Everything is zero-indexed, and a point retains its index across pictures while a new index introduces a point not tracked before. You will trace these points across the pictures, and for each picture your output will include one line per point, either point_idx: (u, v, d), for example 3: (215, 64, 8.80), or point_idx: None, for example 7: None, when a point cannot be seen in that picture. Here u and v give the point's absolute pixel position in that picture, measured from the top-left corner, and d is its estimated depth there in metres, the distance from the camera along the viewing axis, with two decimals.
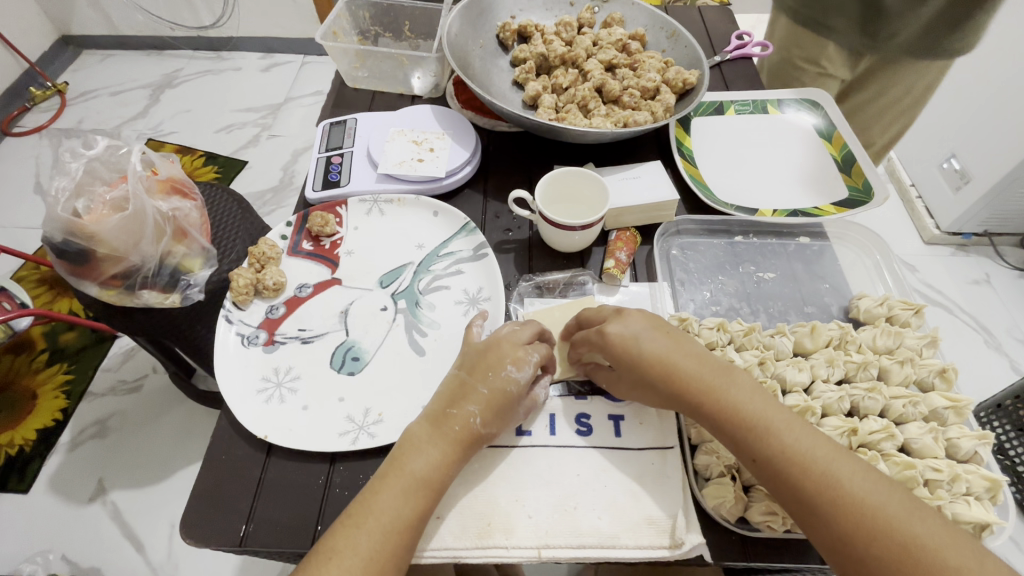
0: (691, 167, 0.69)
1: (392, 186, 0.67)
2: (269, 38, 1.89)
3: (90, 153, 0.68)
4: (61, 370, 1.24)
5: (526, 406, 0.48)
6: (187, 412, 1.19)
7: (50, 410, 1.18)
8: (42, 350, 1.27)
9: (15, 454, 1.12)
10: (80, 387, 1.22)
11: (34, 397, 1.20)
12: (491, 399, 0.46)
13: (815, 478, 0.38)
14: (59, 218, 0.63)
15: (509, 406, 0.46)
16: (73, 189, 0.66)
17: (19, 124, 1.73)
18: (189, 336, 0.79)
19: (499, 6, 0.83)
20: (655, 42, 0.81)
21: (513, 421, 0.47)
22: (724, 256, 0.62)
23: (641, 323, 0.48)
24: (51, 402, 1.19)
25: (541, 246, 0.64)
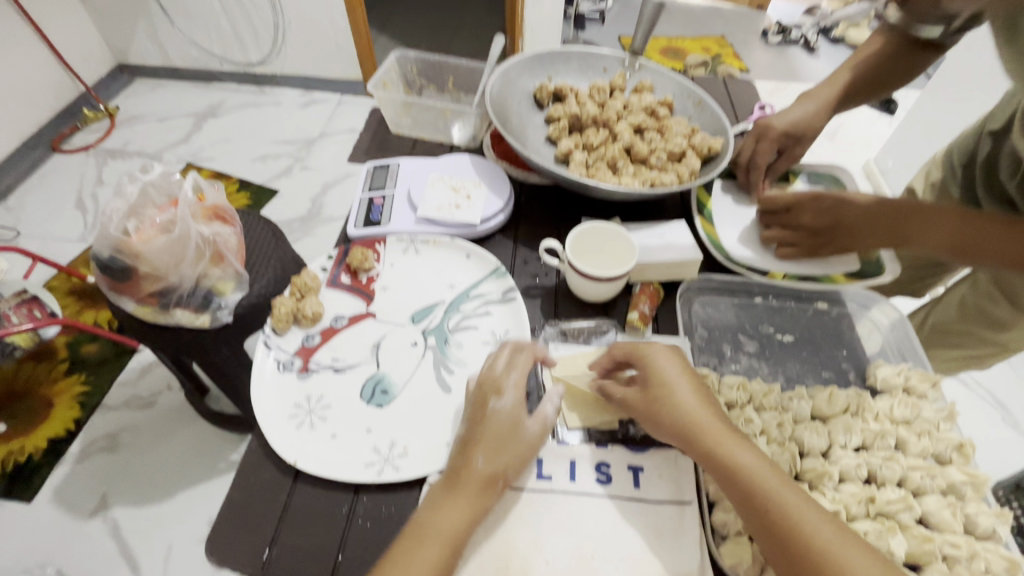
0: (708, 226, 0.72)
1: (430, 229, 0.71)
2: (310, 77, 2.01)
3: (148, 178, 0.73)
4: (78, 381, 1.26)
5: (532, 437, 0.49)
6: (196, 430, 1.20)
7: (63, 421, 1.20)
8: (63, 360, 1.29)
9: (24, 462, 1.13)
10: (94, 400, 1.24)
11: (49, 406, 1.22)
12: (486, 431, 0.49)
13: (811, 544, 0.40)
14: (109, 237, 0.69)
15: (508, 440, 0.48)
16: (126, 211, 0.71)
17: (68, 142, 1.83)
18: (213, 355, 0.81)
19: (537, 67, 0.89)
20: (682, 109, 0.86)
21: (523, 455, 0.48)
22: (744, 316, 0.64)
23: (678, 369, 0.51)
24: (65, 412, 1.21)
25: (567, 293, 0.66)
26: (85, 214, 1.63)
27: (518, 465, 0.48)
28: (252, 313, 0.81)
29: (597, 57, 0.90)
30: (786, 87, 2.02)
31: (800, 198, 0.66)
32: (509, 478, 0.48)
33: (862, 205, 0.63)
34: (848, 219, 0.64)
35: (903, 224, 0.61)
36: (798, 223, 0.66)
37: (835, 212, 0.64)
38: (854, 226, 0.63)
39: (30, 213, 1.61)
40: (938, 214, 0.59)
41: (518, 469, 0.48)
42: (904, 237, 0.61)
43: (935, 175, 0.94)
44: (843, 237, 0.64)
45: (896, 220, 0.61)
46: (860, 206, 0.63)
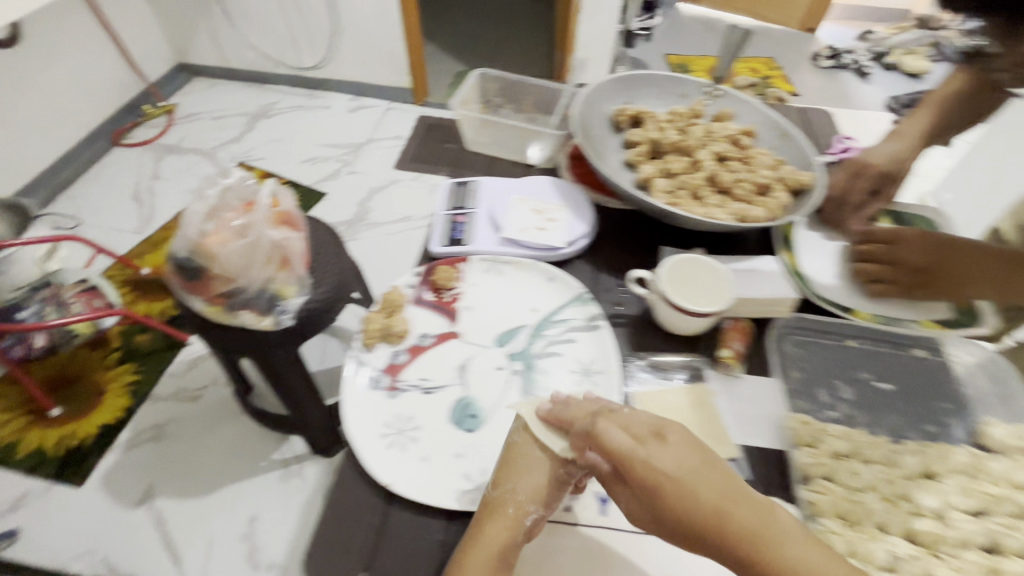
0: (790, 257, 0.70)
1: (512, 250, 0.71)
2: (362, 82, 1.91)
3: (225, 183, 0.74)
4: (128, 372, 1.10)
5: (541, 469, 0.47)
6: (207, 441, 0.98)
7: (111, 410, 1.04)
8: (115, 348, 1.14)
9: (74, 451, 0.98)
10: (141, 392, 1.07)
11: (79, 397, 1.06)
12: (485, 505, 0.47)
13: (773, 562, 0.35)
14: (188, 238, 0.70)
15: (515, 481, 0.47)
16: (207, 213, 0.72)
17: (128, 137, 1.73)
18: (270, 360, 0.77)
19: (616, 91, 0.88)
20: (764, 139, 0.85)
21: (541, 486, 0.47)
22: (839, 360, 0.62)
23: (680, 450, 0.39)
24: (114, 402, 1.06)
25: (654, 325, 0.65)
26: (140, 206, 1.52)
27: (538, 492, 0.47)
28: (313, 320, 0.78)
29: (676, 83, 0.90)
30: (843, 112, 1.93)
31: (910, 234, 0.65)
32: (533, 508, 0.46)
33: (972, 251, 0.63)
34: (958, 263, 0.63)
35: (1012, 274, 0.61)
36: (906, 258, 0.64)
37: (944, 253, 0.63)
38: (962, 271, 0.62)
39: (86, 201, 1.53)
40: None
41: (543, 498, 0.47)
42: (1010, 288, 0.61)
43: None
44: (947, 281, 0.63)
45: (1004, 269, 0.61)
46: (969, 251, 0.63)
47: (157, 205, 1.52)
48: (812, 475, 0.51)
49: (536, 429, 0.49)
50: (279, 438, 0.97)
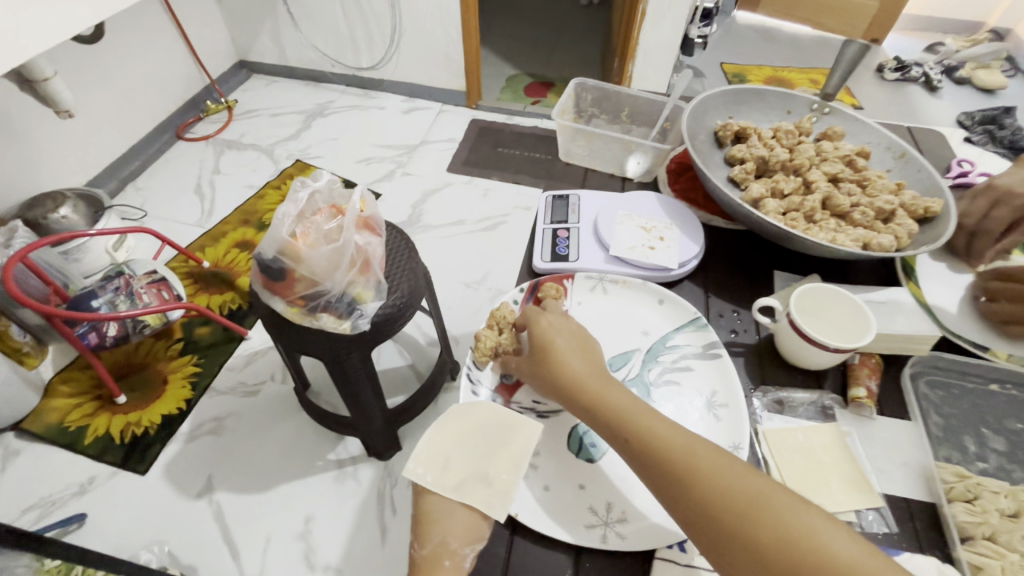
0: (913, 285, 0.66)
1: (620, 268, 0.68)
2: (415, 83, 1.88)
3: (316, 185, 0.71)
4: (192, 362, 1.01)
5: (461, 506, 0.45)
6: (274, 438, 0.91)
7: (174, 399, 0.96)
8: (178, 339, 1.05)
9: (137, 437, 0.90)
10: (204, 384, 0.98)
11: (147, 386, 0.98)
12: (420, 564, 0.44)
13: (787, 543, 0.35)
14: (276, 237, 0.67)
15: (441, 530, 0.45)
16: (296, 215, 0.69)
17: (191, 131, 1.77)
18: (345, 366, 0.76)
19: (720, 105, 0.85)
20: (878, 161, 0.80)
21: (468, 524, 0.45)
22: (984, 406, 0.57)
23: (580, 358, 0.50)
24: (178, 391, 0.97)
25: (773, 356, 0.62)
26: (202, 200, 1.55)
27: (466, 533, 0.45)
28: (386, 324, 0.76)
29: (783, 98, 0.86)
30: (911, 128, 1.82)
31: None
32: (467, 550, 0.44)
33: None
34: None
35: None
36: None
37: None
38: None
39: (153, 194, 1.56)
40: None
41: (472, 533, 0.45)
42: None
43: None
44: None
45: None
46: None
47: (218, 199, 1.54)
48: (972, 536, 0.47)
49: (432, 483, 0.46)
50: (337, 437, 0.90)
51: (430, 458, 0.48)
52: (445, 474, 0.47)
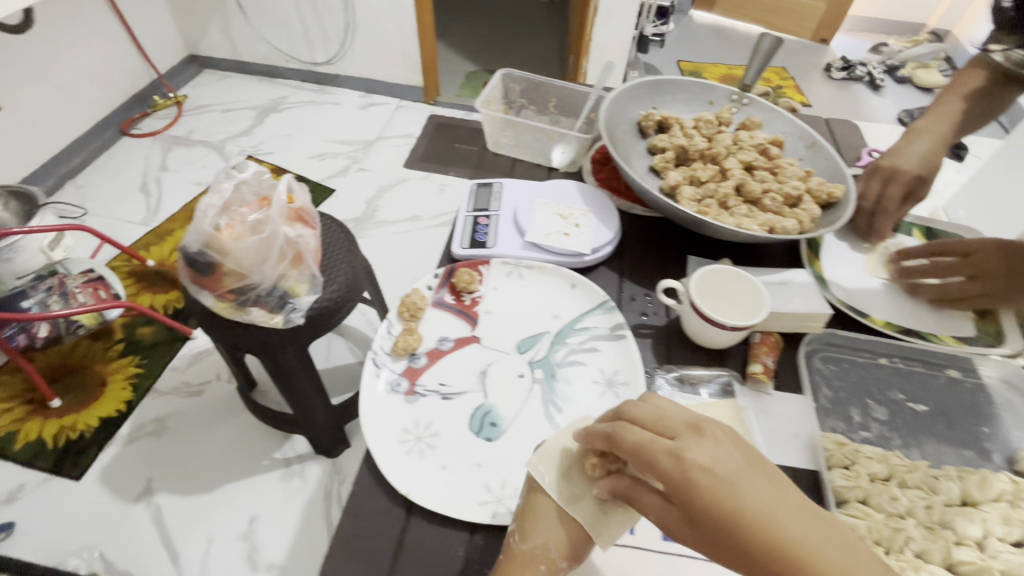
0: (811, 256, 0.71)
1: (535, 255, 0.69)
2: (372, 79, 1.85)
3: (241, 175, 0.67)
4: (132, 364, 0.99)
5: (566, 520, 0.45)
6: (218, 436, 0.89)
7: (114, 401, 0.94)
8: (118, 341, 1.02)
9: (70, 443, 0.87)
10: (144, 385, 0.96)
11: (87, 387, 0.95)
12: (514, 557, 0.43)
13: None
14: (200, 231, 0.64)
15: (545, 533, 0.44)
16: (220, 207, 0.66)
17: (137, 127, 1.69)
18: (281, 361, 0.73)
19: (643, 96, 0.86)
20: (792, 150, 0.83)
21: (573, 537, 0.44)
22: (871, 380, 0.60)
23: (722, 449, 0.36)
24: (117, 393, 0.95)
25: (680, 336, 0.63)
26: (149, 198, 1.48)
27: (568, 546, 0.44)
28: (323, 318, 0.73)
29: (704, 89, 0.88)
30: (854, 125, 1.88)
31: (986, 245, 0.63)
32: (563, 563, 0.44)
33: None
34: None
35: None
36: (993, 267, 0.61)
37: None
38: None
39: (95, 192, 1.48)
40: None
41: (573, 548, 0.44)
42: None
43: None
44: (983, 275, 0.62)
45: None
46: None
47: (166, 197, 1.48)
48: (849, 500, 0.49)
49: (547, 485, 0.46)
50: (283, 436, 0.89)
51: (551, 458, 0.48)
52: (564, 484, 0.46)
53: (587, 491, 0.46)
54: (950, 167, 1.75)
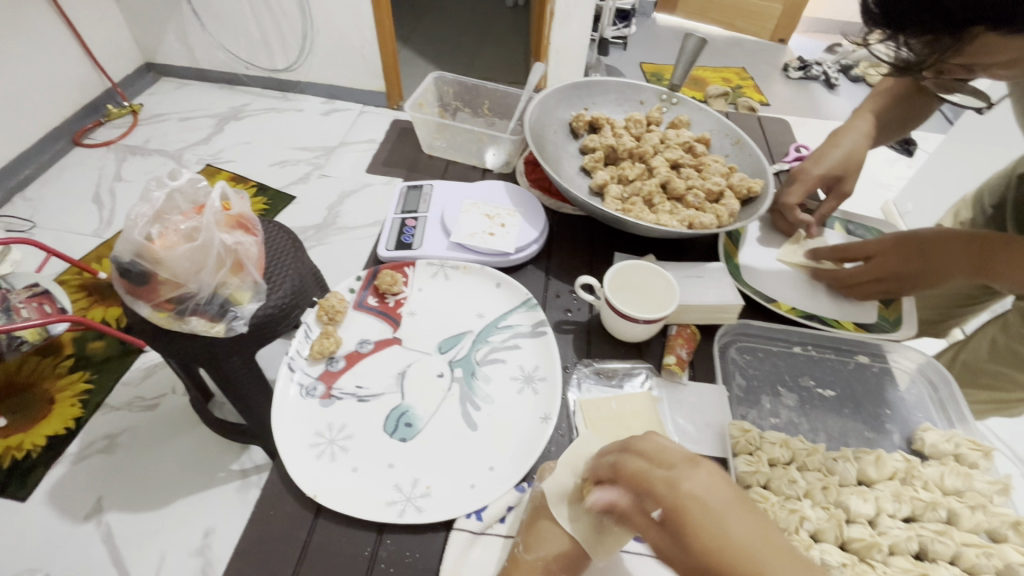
0: (730, 247, 0.73)
1: (461, 255, 0.70)
2: (333, 84, 1.82)
3: (175, 183, 0.65)
4: (82, 378, 1.04)
5: (564, 533, 0.44)
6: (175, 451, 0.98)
7: (62, 418, 0.98)
8: (68, 356, 1.08)
9: (17, 460, 0.92)
10: (98, 398, 1.02)
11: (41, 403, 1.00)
12: (517, 566, 0.43)
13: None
14: (131, 240, 0.61)
15: (546, 546, 0.44)
16: (152, 215, 0.63)
17: (90, 137, 1.65)
18: (225, 370, 0.72)
19: (574, 98, 0.88)
20: (719, 147, 0.85)
21: (572, 550, 0.44)
22: (784, 367, 0.62)
23: (720, 485, 0.36)
24: (65, 409, 1.00)
25: (600, 331, 0.65)
26: (102, 209, 1.45)
27: (567, 560, 0.43)
28: (269, 324, 0.71)
29: (635, 90, 0.90)
30: (810, 122, 1.93)
31: (884, 246, 0.64)
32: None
33: (945, 242, 0.61)
34: (937, 259, 0.61)
35: (988, 258, 0.59)
36: (892, 269, 0.63)
37: (923, 253, 0.62)
38: (946, 262, 0.61)
39: (45, 204, 1.44)
40: (951, 254, 0.61)
41: (572, 562, 0.43)
42: (989, 268, 0.59)
43: (966, 215, 0.93)
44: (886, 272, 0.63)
45: (977, 253, 0.60)
46: (941, 244, 0.61)
47: (119, 207, 1.45)
48: (750, 485, 0.51)
49: (552, 497, 0.46)
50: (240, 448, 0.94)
51: (568, 469, 0.48)
52: (562, 499, 0.46)
53: (585, 507, 0.46)
54: (899, 162, 1.82)
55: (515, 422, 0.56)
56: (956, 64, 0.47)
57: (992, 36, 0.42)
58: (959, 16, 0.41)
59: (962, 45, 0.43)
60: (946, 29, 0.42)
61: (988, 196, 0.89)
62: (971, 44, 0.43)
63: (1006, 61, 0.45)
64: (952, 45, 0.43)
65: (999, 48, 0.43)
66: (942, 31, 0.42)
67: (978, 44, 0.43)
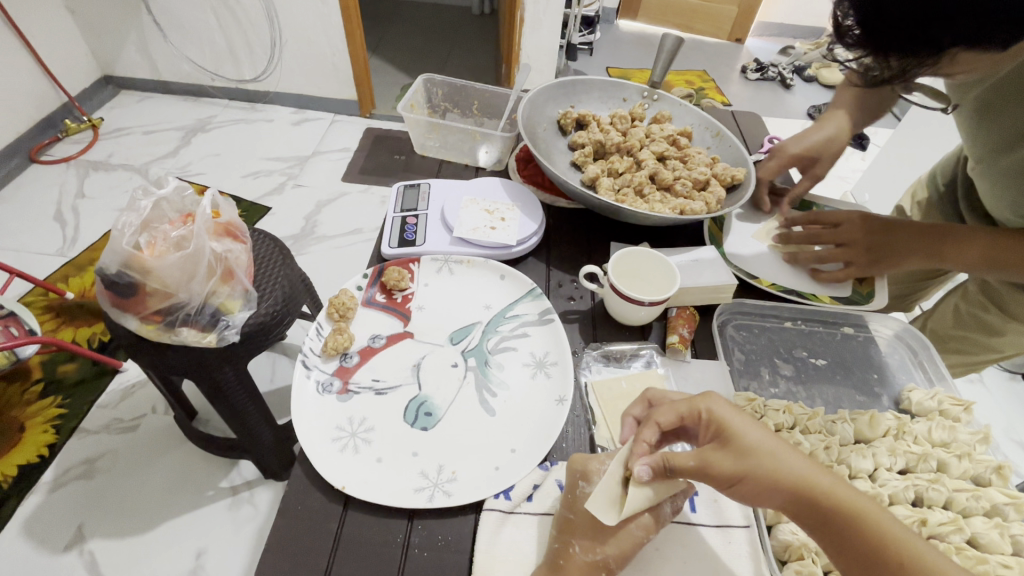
0: (716, 229, 0.77)
1: (464, 249, 0.71)
2: (304, 94, 1.80)
3: (161, 192, 0.63)
4: (55, 403, 1.04)
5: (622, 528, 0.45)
6: (161, 468, 0.98)
7: (35, 446, 0.98)
8: (37, 380, 1.08)
9: None
10: (72, 422, 1.02)
11: (16, 433, 0.99)
12: (575, 563, 0.43)
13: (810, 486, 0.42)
14: (118, 250, 0.59)
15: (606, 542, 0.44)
16: (139, 224, 0.61)
17: (48, 153, 1.59)
18: (218, 381, 0.71)
19: (560, 97, 0.91)
20: (700, 139, 0.89)
21: (626, 545, 0.44)
22: (777, 341, 0.66)
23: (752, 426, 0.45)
24: (38, 437, 1.00)
25: (604, 317, 0.67)
26: (66, 227, 1.40)
27: (623, 552, 0.44)
28: (261, 333, 0.71)
29: (618, 87, 0.93)
30: (769, 120, 2.03)
31: (851, 216, 0.71)
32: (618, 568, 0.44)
33: (909, 224, 0.68)
34: (900, 237, 0.67)
35: (942, 242, 0.66)
36: (859, 238, 0.69)
37: (887, 229, 0.68)
38: (900, 246, 0.67)
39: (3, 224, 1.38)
40: (908, 237, 0.67)
41: (627, 556, 0.44)
42: (943, 253, 0.66)
43: (921, 194, 1.00)
44: (854, 245, 0.69)
45: (933, 239, 0.66)
46: (907, 225, 0.68)
47: (85, 225, 1.40)
48: None
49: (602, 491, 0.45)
50: (229, 465, 0.99)
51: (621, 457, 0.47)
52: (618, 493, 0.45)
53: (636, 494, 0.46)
54: (853, 155, 1.94)
55: (533, 406, 0.57)
56: (928, 75, 0.49)
57: (965, 53, 0.44)
58: (943, 40, 0.42)
59: (941, 61, 0.45)
60: (929, 52, 0.44)
61: (941, 175, 0.96)
62: (947, 59, 0.45)
63: (970, 70, 0.48)
64: (931, 61, 0.45)
65: (967, 61, 0.45)
66: (925, 53, 0.44)
67: (953, 61, 0.46)
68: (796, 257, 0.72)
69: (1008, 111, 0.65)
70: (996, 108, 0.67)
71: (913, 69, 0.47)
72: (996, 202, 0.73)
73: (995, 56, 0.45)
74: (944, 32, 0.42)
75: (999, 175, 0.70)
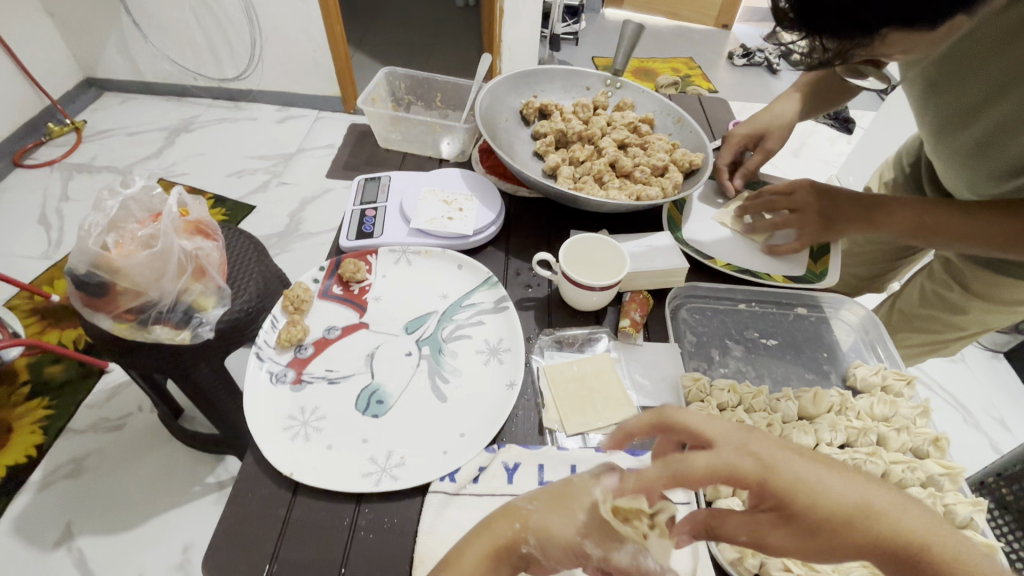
0: (674, 212, 0.77)
1: (421, 240, 0.72)
2: (287, 92, 1.80)
3: (127, 192, 0.64)
4: (41, 404, 1.06)
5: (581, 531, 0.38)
6: (146, 465, 0.99)
7: (23, 446, 1.00)
8: (24, 383, 1.09)
9: None
10: (59, 423, 1.03)
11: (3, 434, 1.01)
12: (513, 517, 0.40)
13: (876, 524, 0.34)
14: (87, 250, 0.60)
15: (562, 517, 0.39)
16: (106, 224, 0.62)
17: (32, 157, 1.59)
18: (188, 377, 0.72)
19: (523, 88, 0.91)
20: (662, 126, 0.89)
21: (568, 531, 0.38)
22: (729, 322, 0.67)
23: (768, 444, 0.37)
24: (24, 438, 1.01)
25: (559, 304, 0.68)
26: (50, 230, 1.40)
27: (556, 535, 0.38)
28: (236, 329, 0.71)
29: (581, 76, 0.93)
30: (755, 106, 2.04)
31: (800, 184, 0.71)
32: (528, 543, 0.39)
33: (846, 192, 0.70)
34: (843, 203, 0.68)
35: (876, 207, 0.67)
36: (816, 207, 0.69)
37: (834, 197, 0.69)
38: (840, 211, 0.68)
39: None
40: (849, 202, 0.68)
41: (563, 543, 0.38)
42: (876, 220, 0.67)
43: (888, 175, 1.01)
44: (807, 212, 0.69)
45: (865, 208, 0.67)
46: (848, 194, 0.69)
47: (69, 227, 1.41)
48: None
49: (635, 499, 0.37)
50: (215, 461, 1.00)
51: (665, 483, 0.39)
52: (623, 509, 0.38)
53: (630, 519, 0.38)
54: (839, 139, 1.94)
55: (483, 392, 0.58)
56: (865, 57, 0.49)
57: (895, 34, 0.44)
58: (872, 21, 0.42)
59: (873, 42, 0.46)
60: (860, 32, 0.44)
61: (907, 156, 0.96)
62: (879, 41, 0.45)
63: (904, 51, 0.48)
64: (864, 41, 0.45)
65: (899, 42, 0.46)
66: (855, 34, 0.44)
67: (886, 41, 0.46)
68: (755, 227, 0.73)
69: (954, 85, 0.65)
70: (944, 83, 0.66)
71: (849, 50, 0.47)
72: (952, 177, 0.73)
73: (926, 37, 0.45)
74: (872, 13, 0.42)
75: (954, 153, 0.69)
